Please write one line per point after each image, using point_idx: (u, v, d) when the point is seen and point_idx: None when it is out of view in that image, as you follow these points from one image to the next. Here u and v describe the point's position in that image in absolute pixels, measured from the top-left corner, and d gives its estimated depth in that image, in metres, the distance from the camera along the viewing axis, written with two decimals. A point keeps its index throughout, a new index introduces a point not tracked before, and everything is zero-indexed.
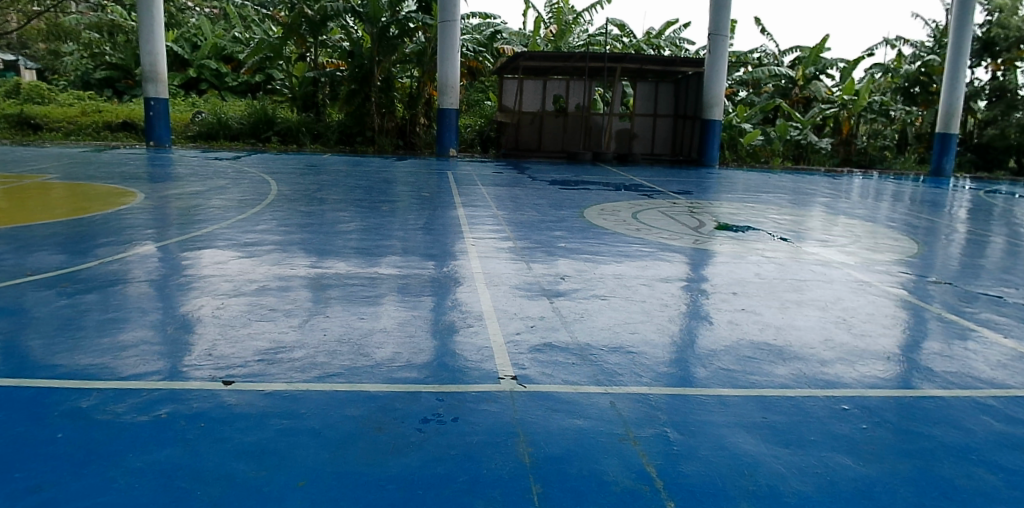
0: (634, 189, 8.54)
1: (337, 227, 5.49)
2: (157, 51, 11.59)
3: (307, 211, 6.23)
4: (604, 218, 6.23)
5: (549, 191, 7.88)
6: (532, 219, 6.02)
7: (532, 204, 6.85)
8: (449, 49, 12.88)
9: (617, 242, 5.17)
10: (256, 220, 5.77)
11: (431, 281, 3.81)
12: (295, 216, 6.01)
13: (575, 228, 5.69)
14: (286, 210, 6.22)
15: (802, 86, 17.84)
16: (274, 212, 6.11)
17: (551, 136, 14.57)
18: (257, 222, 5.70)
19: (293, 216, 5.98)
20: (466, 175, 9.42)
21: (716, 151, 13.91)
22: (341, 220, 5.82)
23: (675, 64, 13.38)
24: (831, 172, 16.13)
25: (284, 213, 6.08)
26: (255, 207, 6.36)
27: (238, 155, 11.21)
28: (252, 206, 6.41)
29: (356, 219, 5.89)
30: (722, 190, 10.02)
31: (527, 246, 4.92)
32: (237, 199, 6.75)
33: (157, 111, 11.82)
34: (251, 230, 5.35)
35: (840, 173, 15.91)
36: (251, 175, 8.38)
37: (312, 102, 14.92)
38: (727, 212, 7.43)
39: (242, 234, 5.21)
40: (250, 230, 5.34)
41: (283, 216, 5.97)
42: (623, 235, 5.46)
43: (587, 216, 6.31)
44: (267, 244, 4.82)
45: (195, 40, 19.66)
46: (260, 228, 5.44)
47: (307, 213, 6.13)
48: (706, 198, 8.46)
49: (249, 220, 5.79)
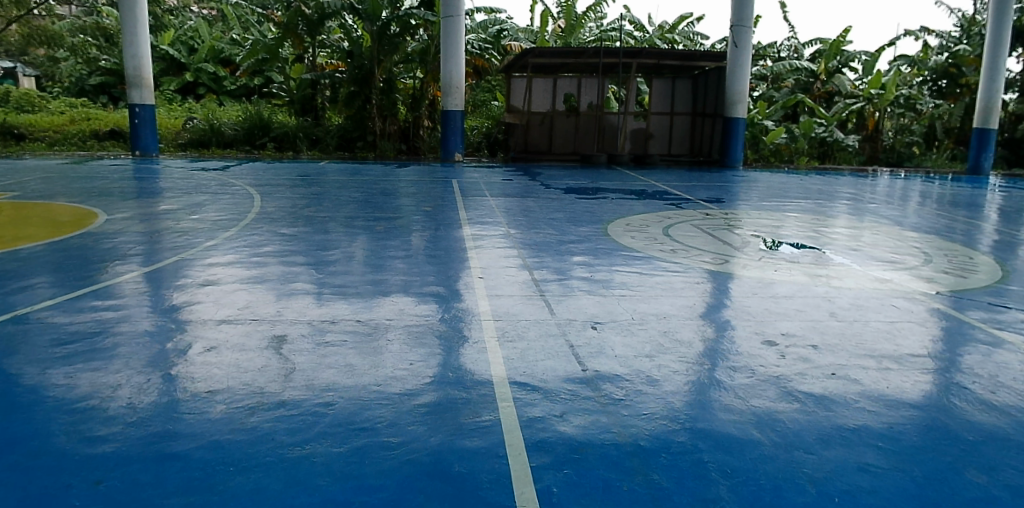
0: (659, 197, 7.72)
1: (322, 254, 4.71)
2: (141, 54, 10.87)
3: (293, 233, 5.47)
4: (631, 236, 5.41)
5: (565, 201, 7.08)
6: (549, 239, 5.22)
7: (548, 219, 6.05)
8: (454, 46, 12.11)
9: (651, 269, 4.36)
10: (231, 247, 5.00)
11: (429, 334, 3.01)
12: (276, 240, 5.22)
13: (600, 250, 4.88)
14: (270, 233, 5.44)
15: (823, 80, 17.05)
16: (253, 236, 5.34)
17: (562, 138, 13.75)
18: (232, 249, 4.92)
19: (278, 240, 5.23)
20: (473, 183, 8.64)
21: (740, 151, 13.01)
22: (328, 245, 5.04)
23: (694, 58, 12.53)
24: (859, 171, 15.21)
25: (266, 237, 5.30)
26: (235, 230, 5.59)
27: (227, 164, 10.47)
28: (231, 228, 5.65)
29: (347, 244, 5.12)
30: (750, 195, 9.18)
31: (546, 276, 4.11)
32: (216, 220, 6.00)
33: (143, 119, 11.12)
34: (224, 260, 4.57)
35: (870, 172, 14.98)
36: (237, 188, 7.65)
37: (311, 105, 14.18)
38: (766, 223, 6.60)
39: (211, 265, 4.42)
40: (222, 260, 4.56)
41: (263, 241, 5.19)
42: (657, 259, 4.65)
43: (612, 233, 5.50)
44: (237, 278, 4.03)
45: (191, 43, 19.06)
46: (231, 257, 4.65)
47: (290, 236, 5.34)
48: (738, 207, 7.63)
49: (225, 246, 5.02)
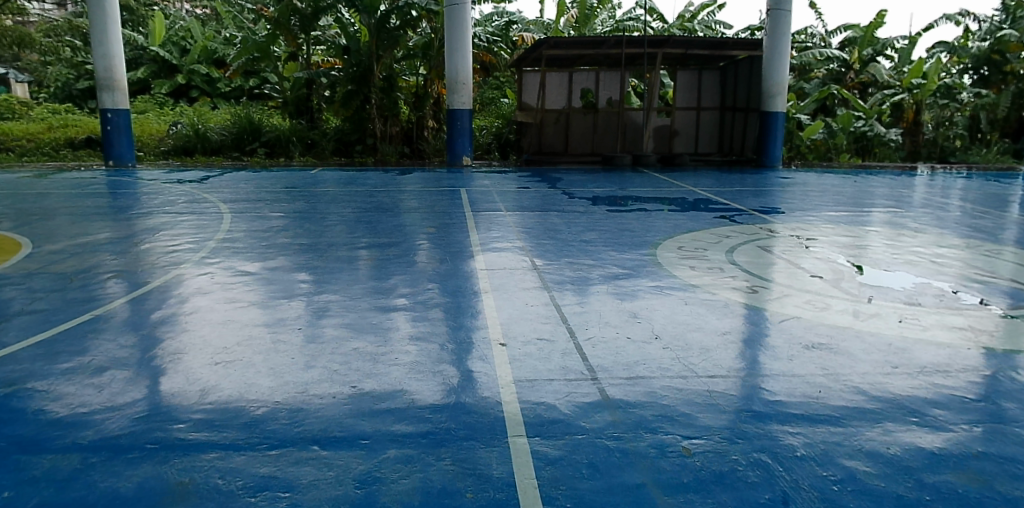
0: (704, 208, 6.56)
1: (292, 302, 3.59)
2: (113, 53, 9.81)
3: (264, 269, 4.35)
4: (690, 267, 4.25)
5: (595, 216, 5.92)
6: (587, 272, 4.06)
7: (580, 242, 4.92)
8: (460, 39, 11.00)
9: (734, 323, 3.18)
10: (176, 291, 3.86)
11: (427, 472, 1.87)
12: (239, 279, 4.10)
13: (654, 290, 3.71)
14: (232, 271, 4.31)
15: (857, 70, 15.91)
16: (211, 274, 4.24)
17: (579, 137, 12.60)
18: (178, 294, 3.78)
19: (241, 279, 4.10)
20: (485, 193, 7.53)
21: (778, 149, 11.76)
22: (303, 287, 3.91)
23: (724, 48, 11.38)
24: (905, 168, 13.94)
25: (225, 278, 4.16)
26: (188, 266, 4.46)
27: (208, 174, 9.35)
28: (184, 264, 4.52)
29: (327, 283, 3.99)
30: (801, 202, 8.01)
31: (595, 335, 2.96)
32: (167, 251, 4.88)
33: (116, 124, 10.05)
34: (158, 311, 3.43)
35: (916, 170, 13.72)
36: (206, 206, 6.53)
37: (306, 107, 12.98)
38: (841, 238, 5.41)
39: (139, 321, 3.28)
40: (155, 312, 3.43)
41: (219, 282, 4.04)
42: (735, 304, 3.48)
43: (665, 262, 4.34)
44: (160, 347, 2.87)
45: (183, 43, 17.98)
46: (170, 306, 3.54)
47: (257, 274, 4.22)
48: (798, 217, 6.47)
49: (171, 290, 3.89)
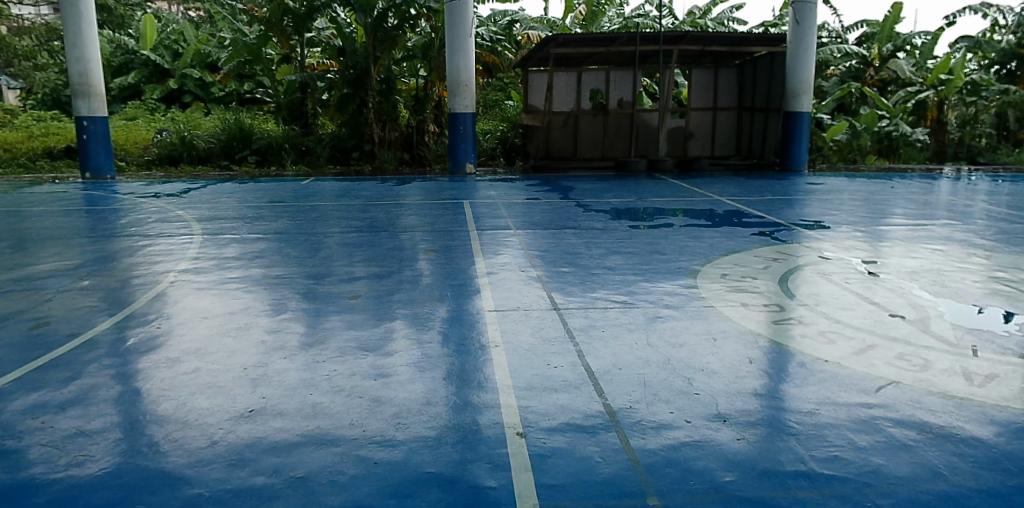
0: (738, 223, 5.84)
1: (254, 351, 2.86)
2: (87, 57, 9.12)
3: (228, 303, 3.62)
4: (743, 305, 3.51)
5: (618, 235, 5.20)
6: (618, 313, 3.33)
7: (604, 269, 4.20)
8: (462, 37, 10.29)
9: (822, 399, 2.45)
10: (111, 334, 3.12)
11: None
12: (194, 317, 3.37)
13: (706, 341, 2.98)
14: (188, 306, 3.57)
15: (877, 67, 15.14)
16: (162, 310, 3.50)
17: (588, 140, 11.88)
18: (112, 339, 3.05)
19: (198, 317, 3.37)
20: (492, 206, 6.82)
21: (804, 153, 11.01)
22: (269, 329, 3.19)
23: (744, 43, 10.66)
24: (929, 169, 13.18)
25: (178, 315, 3.42)
26: (136, 298, 3.73)
27: (191, 186, 8.64)
28: (132, 295, 3.80)
29: (301, 324, 3.26)
30: (839, 211, 7.27)
31: (643, 416, 2.23)
32: (117, 280, 4.15)
33: (93, 133, 9.38)
34: (77, 369, 2.68)
35: (939, 171, 12.97)
36: (176, 226, 5.81)
37: (300, 111, 12.26)
38: (905, 260, 4.67)
39: (46, 383, 2.53)
40: (72, 370, 2.68)
41: (168, 321, 3.30)
42: (814, 365, 2.75)
43: (712, 298, 3.61)
44: (59, 436, 2.14)
45: (176, 46, 17.31)
46: (98, 359, 2.81)
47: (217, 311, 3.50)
48: (844, 232, 5.73)
49: (104, 332, 3.15)
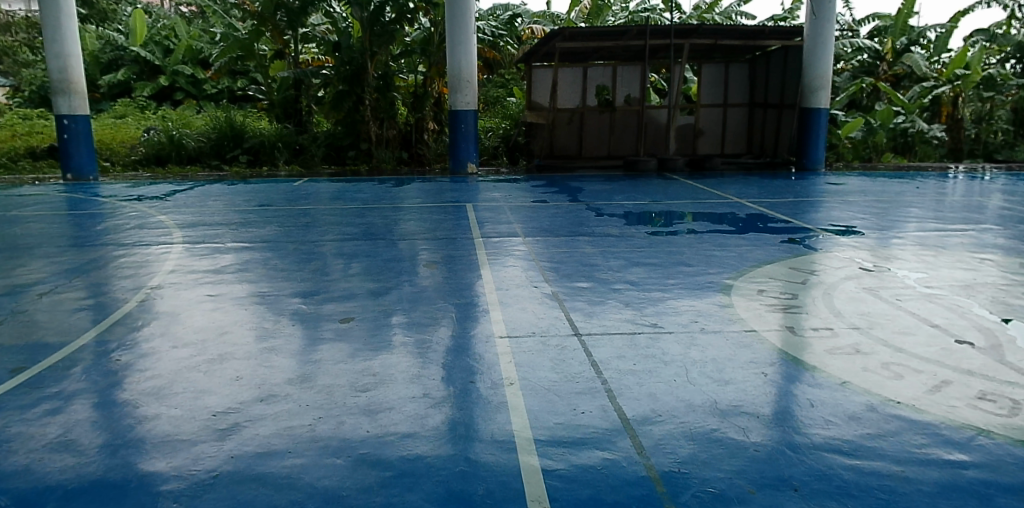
0: (764, 229, 5.41)
1: (226, 387, 2.44)
2: (68, 53, 8.70)
3: (202, 323, 3.20)
4: (789, 330, 3.09)
5: (636, 243, 4.78)
6: (649, 340, 2.89)
7: (627, 284, 3.78)
8: (463, 31, 9.87)
9: (909, 455, 2.02)
10: (58, 368, 2.66)
11: None
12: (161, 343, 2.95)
13: (757, 380, 2.53)
14: (153, 328, 3.10)
15: (890, 62, 14.70)
16: (126, 333, 3.08)
17: (595, 138, 11.45)
18: (56, 376, 2.58)
19: (162, 344, 2.91)
20: (497, 209, 6.40)
21: (821, 151, 10.58)
22: (247, 357, 2.76)
23: (758, 37, 10.24)
24: (940, 168, 12.68)
25: (141, 339, 2.96)
26: (94, 321, 3.27)
27: (178, 187, 8.21)
28: (91, 317, 3.34)
29: (282, 350, 2.80)
30: (866, 211, 6.82)
31: (696, 483, 1.81)
32: (79, 299, 3.70)
33: (74, 132, 8.97)
34: (8, 417, 2.24)
35: (950, 170, 12.43)
36: (154, 234, 5.37)
37: (295, 109, 11.83)
38: (954, 271, 4.25)
39: None
40: (2, 418, 2.24)
41: (127, 350, 2.84)
42: (890, 409, 2.30)
43: (754, 323, 3.18)
44: None
45: (167, 43, 16.88)
46: (41, 398, 2.39)
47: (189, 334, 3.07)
48: (878, 237, 5.30)
49: (51, 366, 2.69)
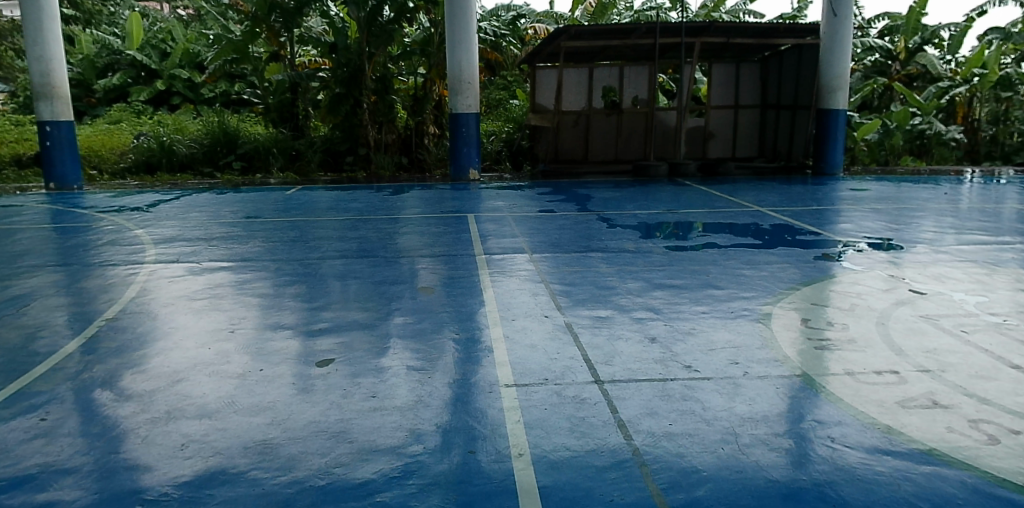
0: (793, 243, 4.93)
1: (167, 459, 1.97)
2: (50, 56, 8.26)
3: (157, 363, 2.73)
4: (849, 374, 2.61)
5: (657, 260, 4.31)
6: (685, 390, 2.40)
7: (653, 313, 3.30)
8: (464, 30, 9.40)
9: None
10: None
11: None
12: (106, 390, 2.49)
13: (825, 450, 2.05)
14: (94, 375, 2.62)
15: (903, 61, 14.12)
16: (65, 377, 2.61)
17: (601, 142, 10.99)
18: None
19: (101, 397, 2.43)
20: (502, 220, 5.93)
21: (840, 154, 10.09)
22: (200, 410, 2.29)
23: (772, 35, 9.78)
24: (958, 171, 12.16)
25: (76, 391, 2.47)
26: (32, 363, 2.79)
27: (166, 197, 7.77)
28: (30, 357, 2.86)
29: (241, 406, 2.31)
30: (898, 220, 6.32)
31: None
32: (24, 333, 3.24)
33: (57, 140, 8.53)
34: None
35: (967, 173, 11.88)
36: (127, 251, 4.91)
37: (290, 113, 11.37)
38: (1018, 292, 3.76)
39: None
40: None
41: (56, 406, 2.36)
42: (997, 492, 1.83)
43: (804, 364, 2.70)
44: None
45: (163, 46, 16.44)
46: None
47: (141, 376, 2.61)
48: (921, 250, 4.81)
49: None
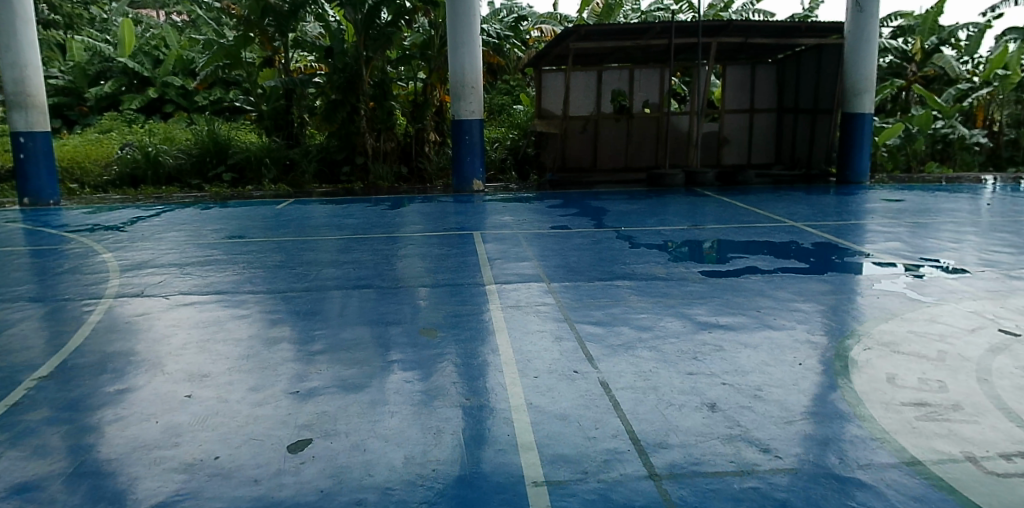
0: (844, 267, 4.34)
1: None
2: (24, 62, 7.70)
3: (89, 445, 2.15)
4: (973, 460, 2.02)
5: (695, 292, 3.73)
6: (771, 492, 1.82)
7: (708, 365, 2.72)
8: (466, 32, 8.85)
9: None
10: None
11: None
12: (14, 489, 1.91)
13: None
14: (6, 463, 2.06)
15: (920, 63, 13.52)
16: None
17: (611, 149, 10.43)
18: None
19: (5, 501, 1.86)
20: (512, 240, 5.36)
21: (867, 161, 9.44)
22: None
23: (793, 34, 9.21)
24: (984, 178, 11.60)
25: None
26: None
27: (148, 213, 7.21)
28: None
29: None
30: (947, 236, 5.73)
31: None
32: None
33: (32, 152, 7.98)
34: None
35: (993, 180, 11.32)
36: (90, 281, 4.33)
37: (285, 121, 10.81)
38: None
39: None
40: None
41: None
42: None
43: (913, 445, 2.11)
44: None
45: (156, 52, 15.90)
46: None
47: (63, 466, 2.03)
48: (992, 275, 4.22)
49: None
